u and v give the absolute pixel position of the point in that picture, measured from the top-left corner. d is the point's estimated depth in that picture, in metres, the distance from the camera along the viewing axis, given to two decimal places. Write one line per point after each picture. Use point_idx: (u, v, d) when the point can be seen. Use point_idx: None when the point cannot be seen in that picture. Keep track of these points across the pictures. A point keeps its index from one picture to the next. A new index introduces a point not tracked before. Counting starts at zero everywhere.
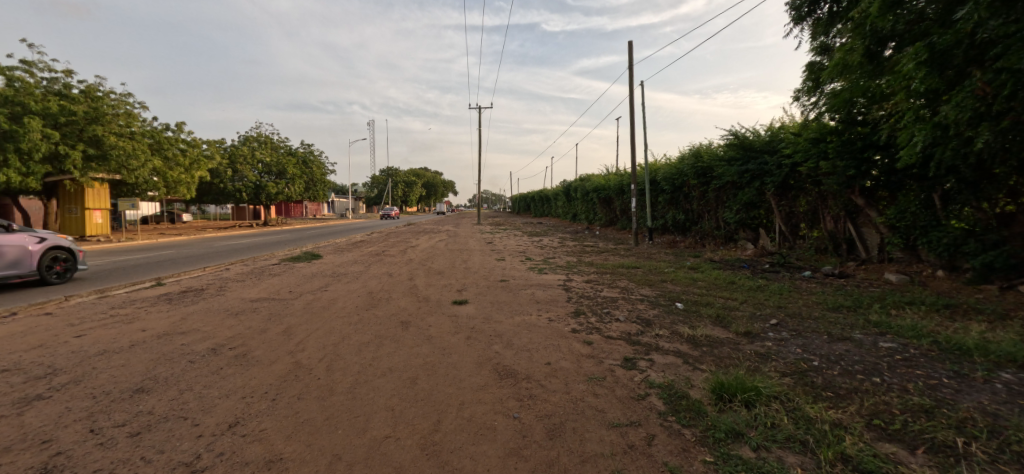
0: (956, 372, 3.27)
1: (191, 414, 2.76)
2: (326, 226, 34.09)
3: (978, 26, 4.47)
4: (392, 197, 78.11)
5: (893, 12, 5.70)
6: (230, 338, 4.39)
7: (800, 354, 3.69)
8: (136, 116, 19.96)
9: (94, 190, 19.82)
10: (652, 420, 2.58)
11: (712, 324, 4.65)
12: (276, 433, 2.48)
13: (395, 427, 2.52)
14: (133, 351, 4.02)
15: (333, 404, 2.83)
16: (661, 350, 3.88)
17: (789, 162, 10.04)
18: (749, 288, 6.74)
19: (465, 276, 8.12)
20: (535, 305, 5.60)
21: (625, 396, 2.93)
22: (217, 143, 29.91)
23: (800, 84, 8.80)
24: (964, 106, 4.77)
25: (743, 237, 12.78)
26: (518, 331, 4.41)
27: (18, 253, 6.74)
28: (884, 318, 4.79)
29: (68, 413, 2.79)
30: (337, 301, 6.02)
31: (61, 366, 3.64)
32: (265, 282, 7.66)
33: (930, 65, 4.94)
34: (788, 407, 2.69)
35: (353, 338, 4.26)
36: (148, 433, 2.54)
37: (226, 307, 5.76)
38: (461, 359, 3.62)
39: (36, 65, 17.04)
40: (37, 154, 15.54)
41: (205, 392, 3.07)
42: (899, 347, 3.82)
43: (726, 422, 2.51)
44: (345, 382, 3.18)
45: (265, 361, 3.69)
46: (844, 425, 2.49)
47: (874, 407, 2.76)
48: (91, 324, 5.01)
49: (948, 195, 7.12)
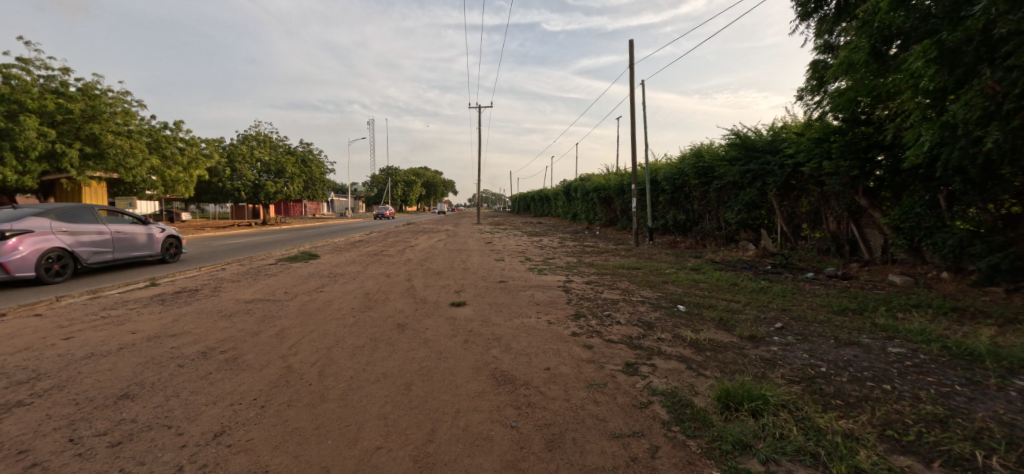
0: (968, 379, 3.17)
1: (176, 422, 2.65)
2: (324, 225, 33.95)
3: (989, 23, 4.37)
4: (392, 197, 77.98)
5: (899, 9, 5.60)
6: (221, 341, 4.28)
7: (806, 359, 3.59)
8: (134, 114, 19.83)
9: (91, 189, 19.64)
10: (655, 430, 2.47)
11: (715, 328, 4.55)
12: (263, 444, 2.38)
13: (387, 437, 2.42)
14: (121, 355, 3.92)
15: (324, 412, 2.73)
16: (663, 355, 3.78)
17: (791, 162, 9.94)
18: (751, 290, 6.63)
19: (463, 277, 8.01)
20: (534, 307, 5.49)
21: (627, 403, 2.83)
22: (216, 142, 29.78)
23: (803, 83, 8.70)
24: (974, 105, 4.67)
25: (744, 237, 12.67)
26: (517, 334, 4.30)
27: (138, 238, 9.05)
28: (891, 321, 4.69)
29: (48, 421, 2.69)
30: (332, 303, 5.91)
31: (45, 371, 3.53)
32: (261, 282, 7.56)
33: (939, 63, 4.84)
34: (797, 416, 2.59)
35: (348, 341, 4.16)
36: (129, 443, 2.44)
37: (219, 309, 5.66)
38: (458, 364, 3.52)
39: (32, 63, 16.93)
40: (33, 152, 15.43)
41: (192, 399, 2.97)
42: (909, 352, 3.71)
43: (733, 433, 2.41)
44: (337, 388, 3.08)
45: (256, 365, 3.59)
46: (856, 437, 2.39)
47: (886, 416, 2.65)
48: (80, 326, 4.90)
49: (953, 196, 7.03)
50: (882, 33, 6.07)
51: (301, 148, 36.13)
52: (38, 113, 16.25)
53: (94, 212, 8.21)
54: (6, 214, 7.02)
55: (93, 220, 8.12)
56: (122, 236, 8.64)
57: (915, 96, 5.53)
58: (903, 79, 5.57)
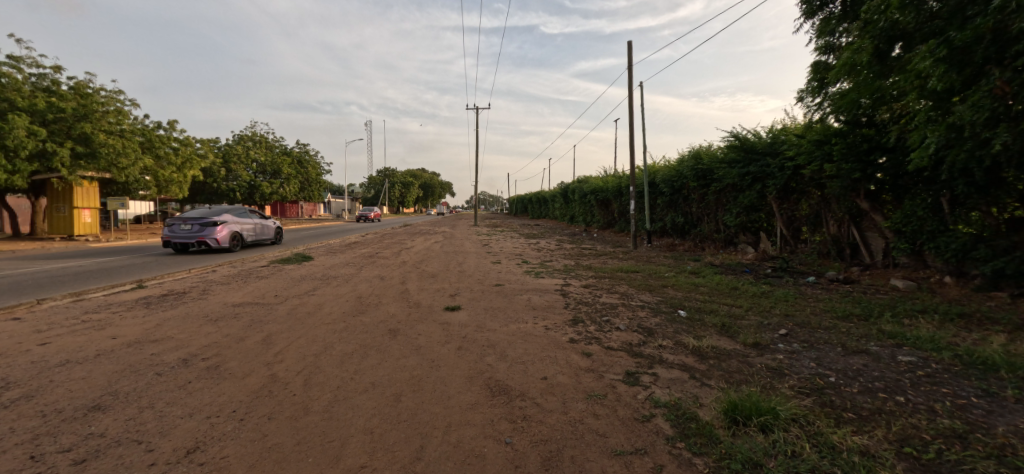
0: (985, 390, 3.02)
1: (147, 437, 2.48)
2: (320, 226, 33.63)
3: (999, 21, 4.26)
4: (389, 198, 77.71)
5: (905, 8, 5.50)
6: (204, 347, 4.11)
7: (814, 369, 3.45)
8: (127, 113, 19.56)
9: (82, 188, 19.17)
10: (659, 447, 2.32)
11: (717, 334, 4.40)
12: (238, 462, 2.20)
13: (373, 454, 2.25)
14: (98, 362, 3.74)
15: (306, 426, 2.56)
16: (665, 363, 3.63)
17: (791, 164, 9.85)
18: (753, 295, 6.50)
19: (460, 279, 7.86)
20: (531, 312, 5.33)
21: (629, 417, 2.67)
22: (211, 142, 29.51)
23: (804, 84, 8.59)
24: (983, 106, 4.57)
25: (743, 240, 12.58)
26: (513, 341, 4.15)
27: (263, 228, 15.02)
28: (898, 328, 4.56)
29: (9, 436, 2.51)
30: (324, 307, 5.74)
31: (15, 379, 3.35)
32: (251, 285, 7.37)
33: (947, 63, 4.74)
34: (808, 431, 2.44)
35: (336, 348, 3.98)
36: (94, 460, 2.26)
37: (206, 313, 5.47)
38: (450, 372, 3.36)
39: (23, 61, 16.71)
40: (23, 151, 15.19)
41: (167, 411, 2.79)
42: (919, 361, 3.58)
43: (742, 450, 2.27)
44: (322, 399, 2.91)
45: (238, 374, 3.41)
46: (872, 454, 2.24)
47: (903, 432, 2.51)
48: (59, 330, 4.71)
49: (956, 200, 6.94)
50: (886, 33, 5.99)
51: (298, 148, 35.83)
52: (29, 112, 16.05)
53: (244, 211, 14.19)
54: (208, 212, 12.87)
55: (244, 216, 14.06)
56: (258, 226, 14.66)
57: (919, 97, 5.44)
58: (907, 80, 5.48)
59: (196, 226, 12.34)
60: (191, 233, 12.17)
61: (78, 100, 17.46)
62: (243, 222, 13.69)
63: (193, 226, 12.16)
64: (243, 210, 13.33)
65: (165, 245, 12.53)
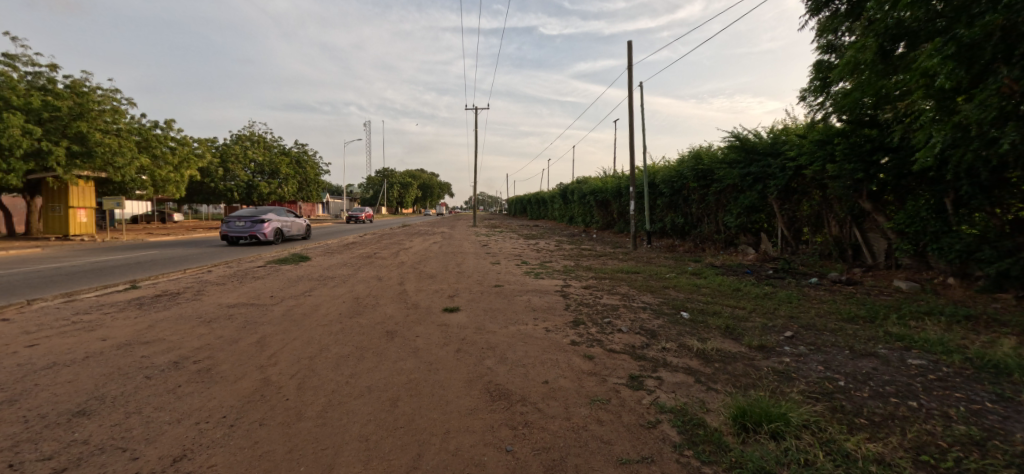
0: (999, 395, 2.94)
1: (132, 444, 2.37)
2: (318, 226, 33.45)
3: (1008, 18, 4.19)
4: (387, 198, 77.57)
5: (910, 5, 5.43)
6: (196, 349, 4.00)
7: (822, 372, 3.37)
8: (123, 112, 19.39)
9: (77, 188, 19.00)
10: (666, 455, 2.23)
11: (722, 336, 4.31)
12: (226, 471, 2.10)
13: (367, 463, 2.15)
14: (86, 364, 3.63)
15: (299, 433, 2.46)
16: (669, 366, 3.54)
17: (792, 165, 9.78)
18: (755, 296, 6.42)
19: (458, 280, 7.76)
20: (531, 313, 5.23)
21: (633, 423, 2.58)
22: (208, 142, 29.34)
23: (806, 84, 8.52)
24: (989, 106, 4.49)
25: (744, 241, 12.51)
26: (513, 343, 4.05)
27: (297, 226, 17.85)
28: (906, 331, 4.47)
29: None
30: (320, 308, 5.64)
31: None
32: (246, 285, 7.25)
33: (954, 61, 4.67)
34: (821, 439, 2.35)
35: (331, 350, 3.88)
36: (74, 469, 2.15)
37: (199, 314, 5.36)
38: (449, 376, 3.27)
39: (19, 59, 16.58)
40: (18, 150, 15.05)
41: (155, 417, 2.69)
42: (930, 365, 3.50)
43: (752, 458, 2.17)
44: (316, 404, 2.81)
45: (230, 377, 3.31)
46: (889, 463, 2.15)
47: (918, 439, 2.42)
48: (48, 331, 4.60)
49: (960, 200, 6.87)
50: (890, 32, 5.94)
51: (296, 148, 35.65)
52: (24, 111, 15.92)
53: (282, 210, 17.03)
54: (256, 211, 15.75)
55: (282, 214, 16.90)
56: (293, 223, 17.46)
57: (924, 96, 5.38)
58: (912, 79, 5.42)
59: (248, 223, 15.20)
60: (245, 228, 15.10)
61: (74, 99, 17.34)
62: (284, 220, 16.55)
63: (246, 223, 14.98)
64: (283, 209, 16.12)
65: (223, 238, 15.43)
